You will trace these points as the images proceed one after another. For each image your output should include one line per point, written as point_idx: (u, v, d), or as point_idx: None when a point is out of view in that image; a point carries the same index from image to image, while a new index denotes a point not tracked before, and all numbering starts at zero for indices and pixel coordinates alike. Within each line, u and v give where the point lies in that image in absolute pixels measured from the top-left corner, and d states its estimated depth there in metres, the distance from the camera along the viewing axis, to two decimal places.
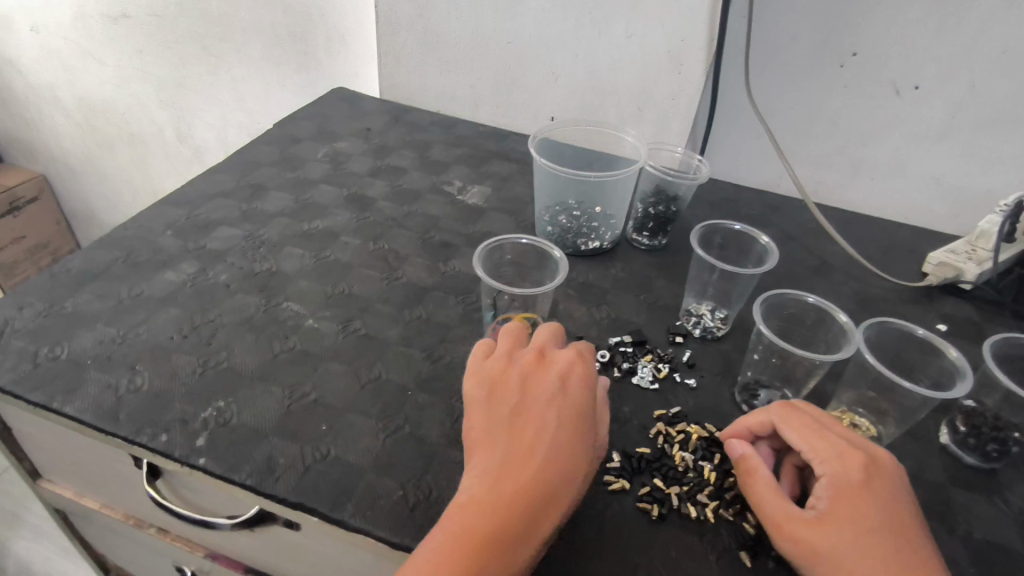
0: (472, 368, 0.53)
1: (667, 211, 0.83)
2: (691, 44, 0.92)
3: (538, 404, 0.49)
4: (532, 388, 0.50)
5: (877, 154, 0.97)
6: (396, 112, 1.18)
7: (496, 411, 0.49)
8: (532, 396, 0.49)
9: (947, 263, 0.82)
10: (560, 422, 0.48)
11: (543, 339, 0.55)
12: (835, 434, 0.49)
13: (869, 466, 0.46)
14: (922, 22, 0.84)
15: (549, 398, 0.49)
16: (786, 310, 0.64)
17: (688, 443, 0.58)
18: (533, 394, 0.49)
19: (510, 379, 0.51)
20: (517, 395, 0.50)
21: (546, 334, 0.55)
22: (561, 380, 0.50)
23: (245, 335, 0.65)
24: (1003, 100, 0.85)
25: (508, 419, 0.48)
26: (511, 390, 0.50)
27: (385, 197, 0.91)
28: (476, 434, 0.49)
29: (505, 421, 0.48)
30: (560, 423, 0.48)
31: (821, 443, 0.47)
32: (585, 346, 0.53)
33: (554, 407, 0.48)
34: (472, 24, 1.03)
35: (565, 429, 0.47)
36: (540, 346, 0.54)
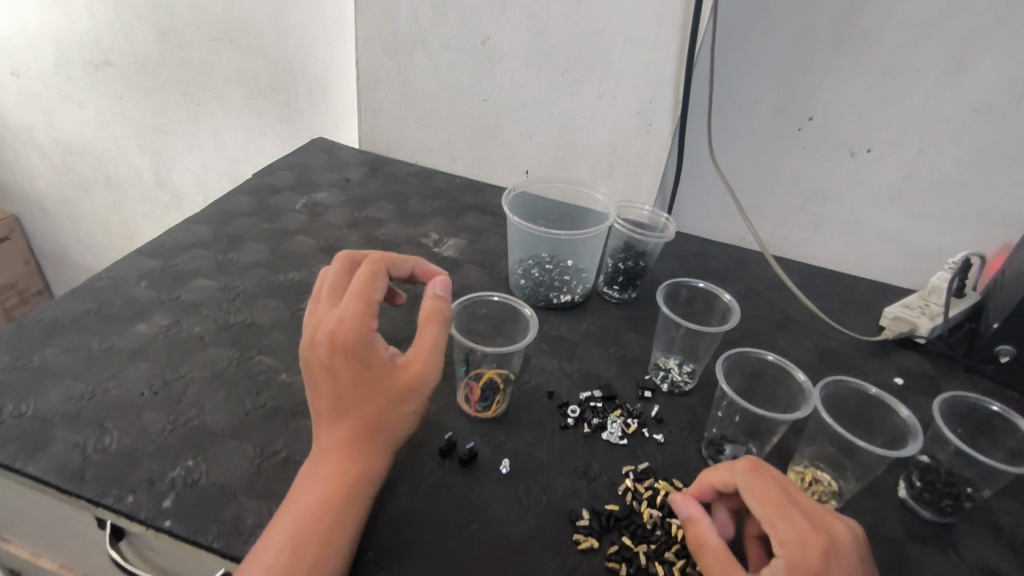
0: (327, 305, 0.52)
1: (636, 266, 0.85)
2: (658, 107, 0.97)
3: (337, 345, 0.49)
4: (342, 324, 0.50)
5: (835, 212, 1.02)
6: (375, 163, 1.21)
7: (309, 346, 0.50)
8: (337, 333, 0.49)
9: (902, 317, 0.87)
10: (357, 362, 0.49)
11: (324, 298, 0.53)
12: (799, 507, 0.47)
13: (829, 551, 0.44)
14: (872, 92, 0.90)
15: (351, 336, 0.49)
16: (749, 367, 0.65)
17: (655, 499, 0.59)
18: (335, 333, 0.49)
19: (326, 319, 0.51)
20: (325, 334, 0.50)
21: (331, 288, 0.54)
22: (360, 324, 0.50)
23: (217, 390, 0.65)
24: (948, 165, 0.92)
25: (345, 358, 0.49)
26: (321, 330, 0.50)
27: (362, 248, 0.93)
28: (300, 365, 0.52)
29: (314, 358, 0.50)
30: (357, 366, 0.49)
31: (783, 521, 0.46)
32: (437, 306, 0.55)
33: (356, 351, 0.49)
34: (449, 82, 1.08)
35: (363, 371, 0.49)
36: (361, 287, 0.52)
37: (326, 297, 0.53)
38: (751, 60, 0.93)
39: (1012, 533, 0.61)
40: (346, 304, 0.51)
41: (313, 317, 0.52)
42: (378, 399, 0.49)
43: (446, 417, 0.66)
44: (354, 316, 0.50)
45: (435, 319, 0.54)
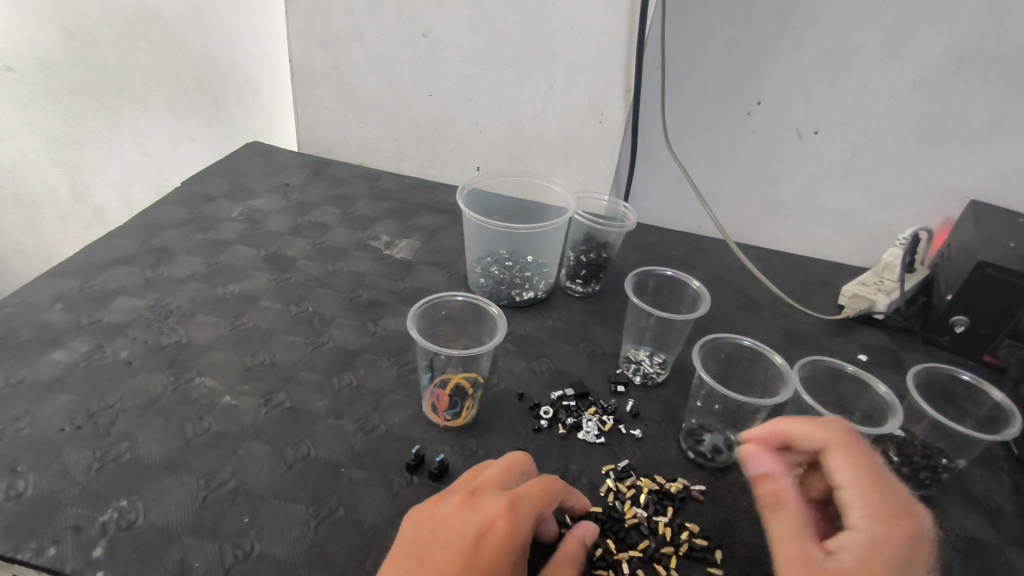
0: (493, 481, 0.46)
1: (598, 257, 0.83)
2: (609, 95, 0.95)
3: (494, 526, 0.42)
4: (515, 512, 0.43)
5: (787, 195, 1.03)
6: (317, 166, 1.14)
7: (458, 506, 0.44)
8: (504, 516, 0.42)
9: (859, 295, 0.88)
10: (502, 563, 0.40)
11: (493, 475, 0.47)
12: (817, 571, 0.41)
13: None
14: (815, 75, 0.91)
15: (518, 528, 0.42)
16: (724, 353, 0.63)
17: (639, 498, 0.57)
18: (501, 516, 0.42)
19: (487, 494, 0.44)
20: (488, 507, 0.43)
21: (506, 469, 0.48)
22: (528, 523, 0.43)
23: (150, 420, 0.58)
24: (891, 143, 0.94)
25: (489, 541, 0.41)
26: (483, 499, 0.44)
27: (307, 254, 0.87)
28: (421, 514, 0.45)
29: (457, 523, 0.42)
30: (499, 565, 0.40)
31: None
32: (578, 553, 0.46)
33: (508, 550, 0.41)
34: (391, 77, 1.03)
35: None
36: (542, 488, 0.46)
37: (500, 471, 0.47)
38: (696, 46, 0.93)
39: (985, 499, 0.62)
40: (527, 492, 0.45)
41: (474, 481, 0.46)
42: (873, 490, 0.41)
43: (412, 430, 0.61)
44: (530, 506, 0.44)
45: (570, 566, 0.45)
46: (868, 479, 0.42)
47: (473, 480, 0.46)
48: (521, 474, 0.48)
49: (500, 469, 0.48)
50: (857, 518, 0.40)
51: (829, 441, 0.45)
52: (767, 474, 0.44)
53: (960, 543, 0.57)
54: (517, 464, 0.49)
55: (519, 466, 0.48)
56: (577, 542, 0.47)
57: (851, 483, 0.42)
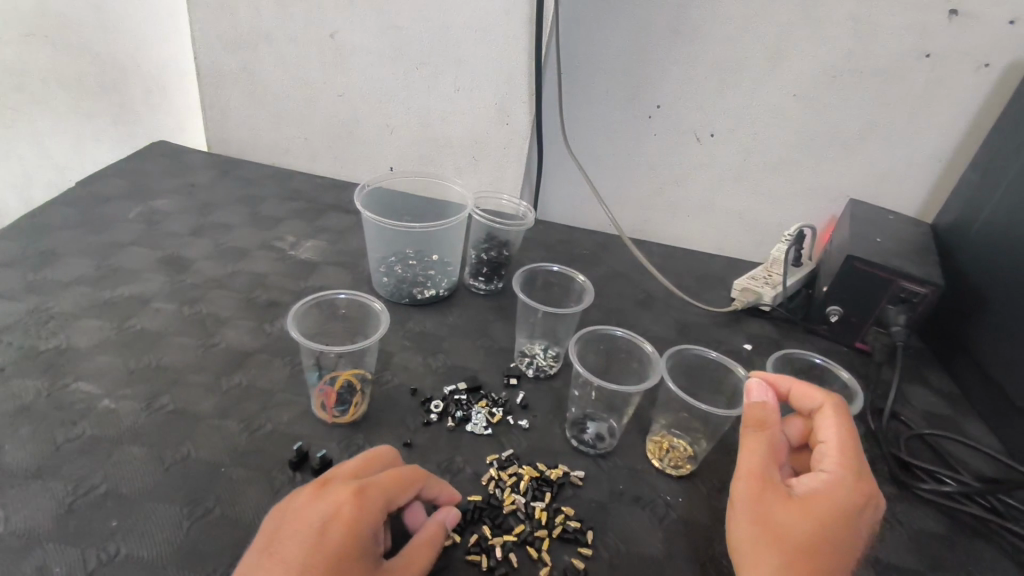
0: (350, 472, 0.48)
1: (499, 255, 0.85)
2: (514, 98, 0.97)
3: (340, 511, 0.44)
4: (362, 498, 0.45)
5: (688, 195, 1.08)
6: (226, 166, 1.12)
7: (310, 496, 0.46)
8: (351, 502, 0.44)
9: (748, 289, 0.93)
10: (346, 544, 0.42)
11: (350, 466, 0.49)
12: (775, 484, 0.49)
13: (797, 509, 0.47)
14: (707, 83, 0.96)
15: (364, 510, 0.44)
16: (602, 345, 0.67)
17: (519, 485, 0.59)
18: (346, 502, 0.44)
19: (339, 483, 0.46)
20: (335, 494, 0.45)
21: (364, 461, 0.50)
22: (377, 506, 0.45)
23: (19, 427, 0.57)
24: (779, 146, 1.00)
25: (335, 524, 0.43)
26: (332, 488, 0.46)
27: (206, 256, 0.85)
28: (278, 509, 0.46)
29: (305, 512, 0.44)
30: (342, 546, 0.42)
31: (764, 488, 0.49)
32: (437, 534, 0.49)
33: (352, 534, 0.43)
34: (300, 77, 1.03)
35: (340, 561, 0.42)
36: (398, 477, 0.48)
37: (360, 462, 0.49)
38: (596, 52, 0.96)
39: None
40: (380, 478, 0.47)
41: (331, 474, 0.48)
42: (848, 450, 0.50)
43: (299, 427, 0.62)
44: (381, 490, 0.46)
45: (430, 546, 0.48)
46: (845, 433, 0.52)
47: (330, 473, 0.48)
48: (381, 464, 0.50)
49: (359, 460, 0.50)
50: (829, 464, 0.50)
51: (824, 404, 0.54)
52: (761, 404, 0.53)
53: None
54: (377, 456, 0.51)
55: (379, 457, 0.51)
56: (435, 526, 0.50)
57: (832, 438, 0.52)
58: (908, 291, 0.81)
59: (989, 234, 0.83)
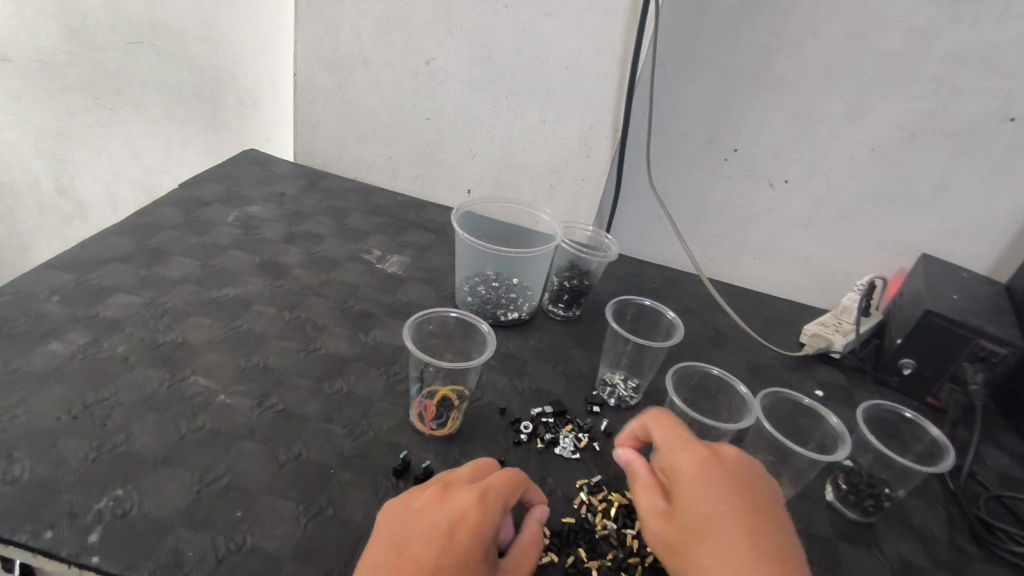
0: (463, 475, 0.50)
1: (580, 284, 0.88)
2: (598, 133, 1.01)
3: (466, 516, 0.46)
4: (484, 504, 0.46)
5: (757, 237, 1.09)
6: (311, 178, 1.17)
7: (431, 498, 0.48)
8: (475, 508, 0.46)
9: (819, 334, 0.95)
10: (474, 549, 0.44)
11: (463, 472, 0.51)
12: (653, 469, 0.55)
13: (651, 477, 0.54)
14: (786, 131, 0.99)
15: (487, 515, 0.46)
16: (693, 380, 0.69)
17: (609, 511, 0.61)
18: (471, 508, 0.46)
19: (459, 488, 0.48)
20: (460, 500, 0.47)
21: (475, 467, 0.51)
22: (496, 511, 0.47)
23: (146, 414, 0.60)
24: (853, 196, 1.02)
25: (462, 529, 0.45)
26: (454, 493, 0.47)
27: (301, 263, 0.89)
28: (396, 509, 0.48)
29: (430, 514, 0.46)
30: (471, 551, 0.44)
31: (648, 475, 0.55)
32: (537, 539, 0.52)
33: (479, 538, 0.45)
34: (391, 99, 1.08)
35: (470, 565, 0.44)
36: (507, 481, 0.50)
37: (468, 467, 0.51)
38: (679, 94, 0.99)
39: (923, 528, 0.68)
40: (494, 483, 0.49)
41: (444, 477, 0.50)
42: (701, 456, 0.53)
43: (399, 436, 0.64)
44: (498, 496, 0.48)
45: (534, 549, 0.50)
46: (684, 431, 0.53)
47: (444, 476, 0.50)
48: (489, 470, 0.52)
49: (469, 466, 0.51)
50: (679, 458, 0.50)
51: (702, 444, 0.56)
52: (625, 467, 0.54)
53: (898, 566, 0.62)
54: (483, 462, 0.53)
55: (487, 465, 0.52)
56: (536, 526, 0.52)
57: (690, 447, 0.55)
58: (987, 350, 0.81)
59: None
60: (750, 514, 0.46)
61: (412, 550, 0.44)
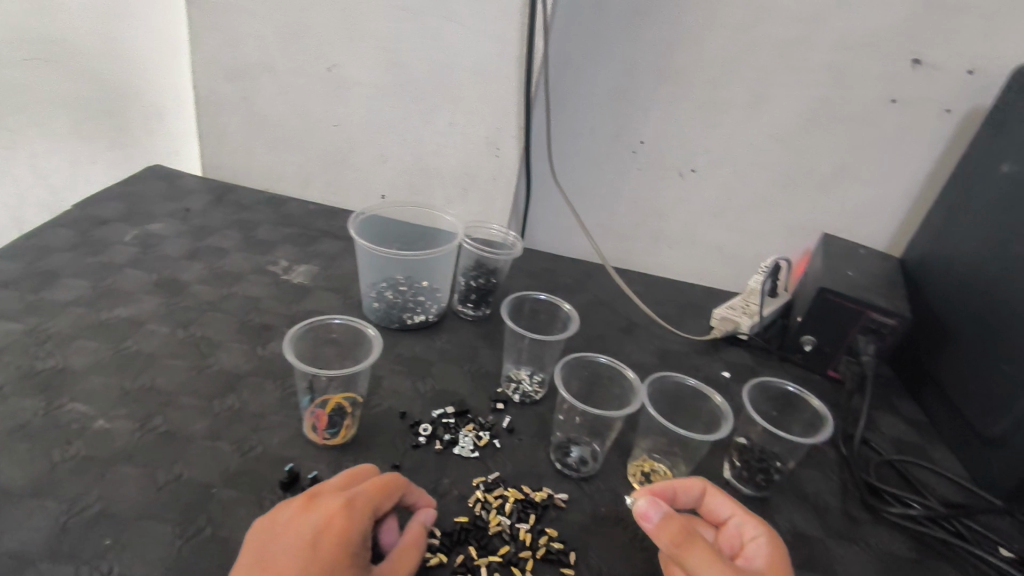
0: (336, 483, 0.50)
1: (487, 282, 0.88)
2: (505, 133, 1.01)
3: (333, 523, 0.45)
4: (352, 509, 0.46)
5: (670, 227, 1.12)
6: (221, 191, 1.14)
7: (299, 509, 0.47)
8: (341, 513, 0.46)
9: (727, 318, 0.96)
10: (341, 554, 0.44)
11: (335, 480, 0.50)
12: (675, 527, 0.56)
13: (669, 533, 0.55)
14: (688, 121, 1.01)
15: (355, 520, 0.46)
16: (586, 370, 0.70)
17: (504, 507, 0.61)
18: (338, 514, 0.46)
19: (328, 496, 0.48)
20: (326, 507, 0.46)
21: (349, 475, 0.51)
22: (365, 516, 0.47)
23: (15, 445, 0.58)
24: (757, 182, 1.05)
25: (328, 535, 0.45)
26: (321, 501, 0.47)
27: (201, 279, 0.87)
28: (263, 524, 0.47)
29: (296, 525, 0.46)
30: (337, 556, 0.44)
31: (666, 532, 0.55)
32: (420, 540, 0.52)
33: (346, 542, 0.45)
34: (296, 107, 1.06)
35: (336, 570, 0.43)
36: (380, 484, 0.50)
37: (342, 476, 0.51)
38: (584, 89, 1.00)
39: (815, 498, 0.70)
40: (365, 488, 0.49)
41: (316, 487, 0.50)
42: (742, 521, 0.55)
43: (290, 449, 0.63)
44: (369, 499, 0.48)
45: (415, 550, 0.51)
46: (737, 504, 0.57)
47: (315, 487, 0.50)
48: (364, 477, 0.52)
49: (343, 475, 0.51)
50: (756, 528, 0.54)
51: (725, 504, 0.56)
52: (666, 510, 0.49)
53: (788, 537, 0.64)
54: (358, 470, 0.53)
55: (362, 472, 0.52)
56: (419, 528, 0.52)
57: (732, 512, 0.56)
58: (877, 322, 0.85)
59: (952, 273, 0.87)
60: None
61: (276, 563, 0.44)
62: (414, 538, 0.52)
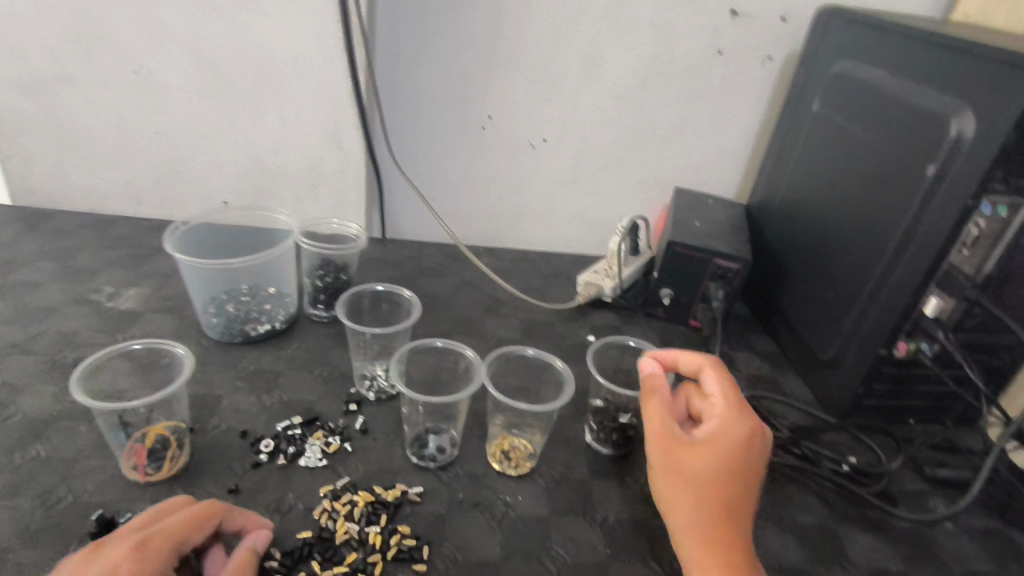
0: (135, 524, 0.46)
1: (337, 279, 0.85)
2: (343, 122, 0.96)
3: (119, 569, 0.42)
4: (141, 551, 0.43)
5: (533, 199, 1.11)
6: (36, 218, 1.03)
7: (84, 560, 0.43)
8: (129, 558, 0.42)
9: (590, 283, 0.97)
10: None
11: (133, 520, 0.46)
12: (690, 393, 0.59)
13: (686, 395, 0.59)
14: (530, 91, 1.00)
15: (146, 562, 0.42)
16: (429, 357, 0.68)
17: (352, 513, 0.58)
18: (124, 559, 0.42)
19: (118, 540, 0.44)
20: (111, 555, 0.42)
21: (151, 513, 0.47)
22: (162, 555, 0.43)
23: None
24: (607, 145, 1.06)
25: None
26: (108, 548, 0.43)
27: (5, 320, 0.78)
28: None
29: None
30: None
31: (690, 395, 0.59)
32: (246, 565, 0.49)
33: None
34: (108, 117, 0.96)
35: None
36: (186, 517, 0.46)
37: (146, 514, 0.47)
38: (420, 68, 0.97)
39: None
40: (166, 524, 0.45)
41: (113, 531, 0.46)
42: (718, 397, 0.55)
43: (107, 493, 0.57)
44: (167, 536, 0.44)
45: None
46: (729, 383, 0.55)
47: (111, 531, 0.46)
48: (173, 511, 0.48)
49: (146, 513, 0.47)
50: (719, 409, 0.53)
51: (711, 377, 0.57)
52: (652, 374, 0.59)
53: (647, 489, 0.66)
54: (167, 504, 0.49)
55: (172, 505, 0.49)
56: (246, 553, 0.49)
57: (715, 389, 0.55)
58: (722, 267, 0.88)
59: (786, 211, 0.92)
60: (673, 454, 0.52)
61: None
62: (240, 564, 0.48)
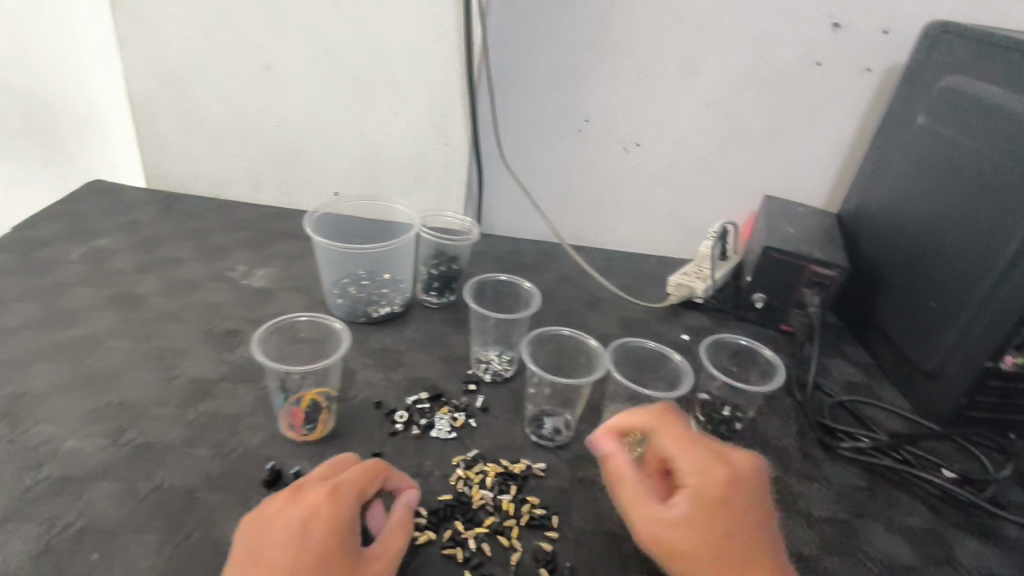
0: (320, 474, 0.52)
1: (449, 269, 0.90)
2: (451, 119, 1.02)
3: (318, 510, 0.47)
4: (336, 496, 0.48)
5: (623, 201, 1.15)
6: (167, 200, 1.12)
7: (285, 501, 0.49)
8: (326, 501, 0.48)
9: (681, 284, 1.01)
10: (329, 538, 0.46)
11: (318, 471, 0.52)
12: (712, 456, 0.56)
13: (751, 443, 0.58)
14: (629, 95, 1.04)
15: (341, 506, 0.48)
16: (550, 344, 0.73)
17: (485, 482, 0.63)
18: (322, 502, 0.48)
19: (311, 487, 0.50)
20: (310, 498, 0.48)
21: (331, 465, 0.53)
22: (351, 501, 0.49)
23: None
24: (699, 150, 1.09)
25: (315, 522, 0.47)
26: (306, 492, 0.49)
27: (157, 291, 0.86)
28: (252, 519, 0.49)
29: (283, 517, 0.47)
30: (325, 541, 0.46)
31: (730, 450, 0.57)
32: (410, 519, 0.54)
33: (333, 527, 0.47)
34: (236, 108, 1.05)
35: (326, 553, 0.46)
36: (364, 470, 0.52)
37: (327, 467, 0.53)
38: (526, 70, 1.02)
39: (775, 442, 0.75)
40: (349, 475, 0.51)
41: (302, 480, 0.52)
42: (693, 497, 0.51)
43: (271, 448, 0.64)
44: (353, 485, 0.50)
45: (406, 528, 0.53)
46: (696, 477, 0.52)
47: (300, 480, 0.52)
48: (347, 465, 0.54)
49: (326, 466, 0.53)
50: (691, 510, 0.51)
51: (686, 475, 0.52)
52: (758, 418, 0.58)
53: None
54: (341, 460, 0.54)
55: (346, 460, 0.54)
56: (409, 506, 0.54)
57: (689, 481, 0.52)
58: (819, 275, 0.90)
59: (884, 221, 0.93)
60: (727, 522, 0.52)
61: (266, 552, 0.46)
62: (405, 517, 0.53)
